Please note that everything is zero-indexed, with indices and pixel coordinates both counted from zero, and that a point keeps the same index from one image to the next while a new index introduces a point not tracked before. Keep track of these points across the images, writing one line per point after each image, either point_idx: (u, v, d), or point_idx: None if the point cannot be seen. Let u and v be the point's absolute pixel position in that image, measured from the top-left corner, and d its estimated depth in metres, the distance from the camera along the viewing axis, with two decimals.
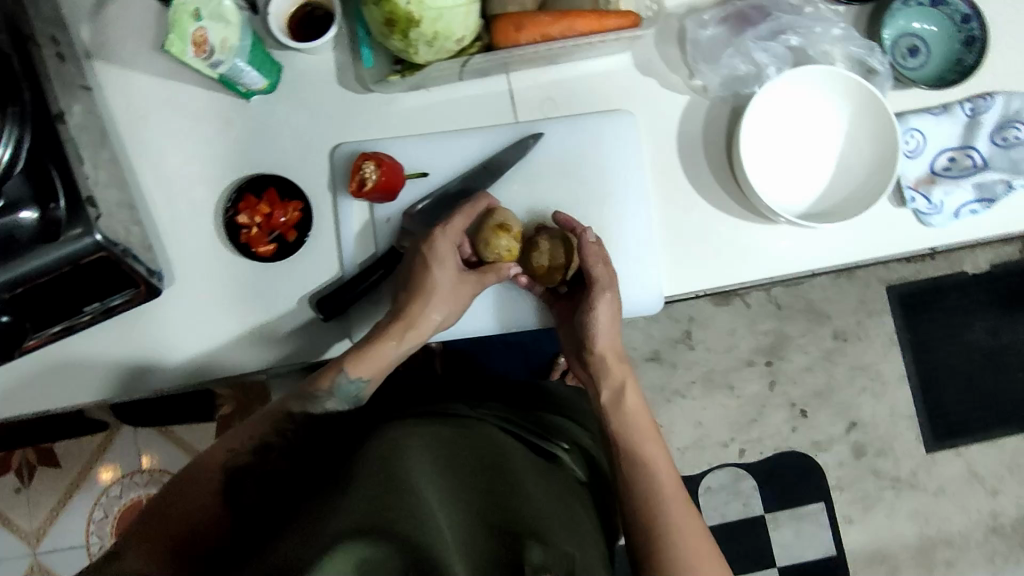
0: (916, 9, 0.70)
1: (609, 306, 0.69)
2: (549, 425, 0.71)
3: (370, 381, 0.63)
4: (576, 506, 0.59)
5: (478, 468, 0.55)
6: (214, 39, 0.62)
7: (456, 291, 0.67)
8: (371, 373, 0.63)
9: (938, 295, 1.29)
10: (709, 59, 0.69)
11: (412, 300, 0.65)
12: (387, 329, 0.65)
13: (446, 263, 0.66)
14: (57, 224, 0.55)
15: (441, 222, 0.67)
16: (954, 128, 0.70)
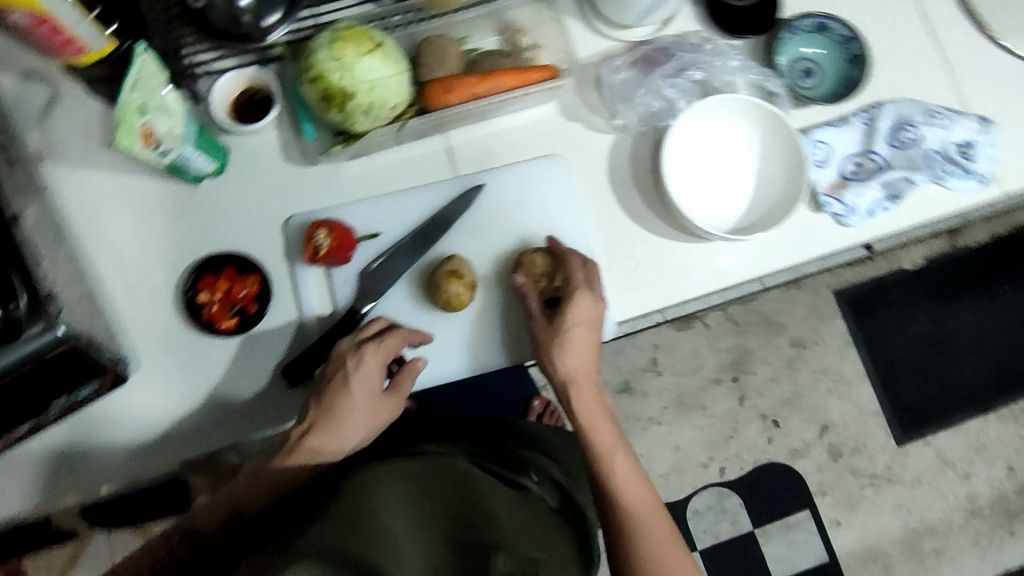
0: (807, 35, 0.77)
1: (550, 334, 0.69)
2: (519, 458, 0.69)
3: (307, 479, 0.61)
4: (551, 533, 0.56)
5: (451, 495, 0.53)
6: (161, 131, 0.64)
7: (374, 408, 0.64)
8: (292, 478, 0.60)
9: (882, 294, 1.43)
10: (624, 99, 0.75)
11: (324, 417, 0.62)
12: (299, 441, 0.61)
13: (365, 379, 0.64)
14: (18, 322, 0.58)
15: (376, 337, 0.66)
16: (855, 135, 0.77)
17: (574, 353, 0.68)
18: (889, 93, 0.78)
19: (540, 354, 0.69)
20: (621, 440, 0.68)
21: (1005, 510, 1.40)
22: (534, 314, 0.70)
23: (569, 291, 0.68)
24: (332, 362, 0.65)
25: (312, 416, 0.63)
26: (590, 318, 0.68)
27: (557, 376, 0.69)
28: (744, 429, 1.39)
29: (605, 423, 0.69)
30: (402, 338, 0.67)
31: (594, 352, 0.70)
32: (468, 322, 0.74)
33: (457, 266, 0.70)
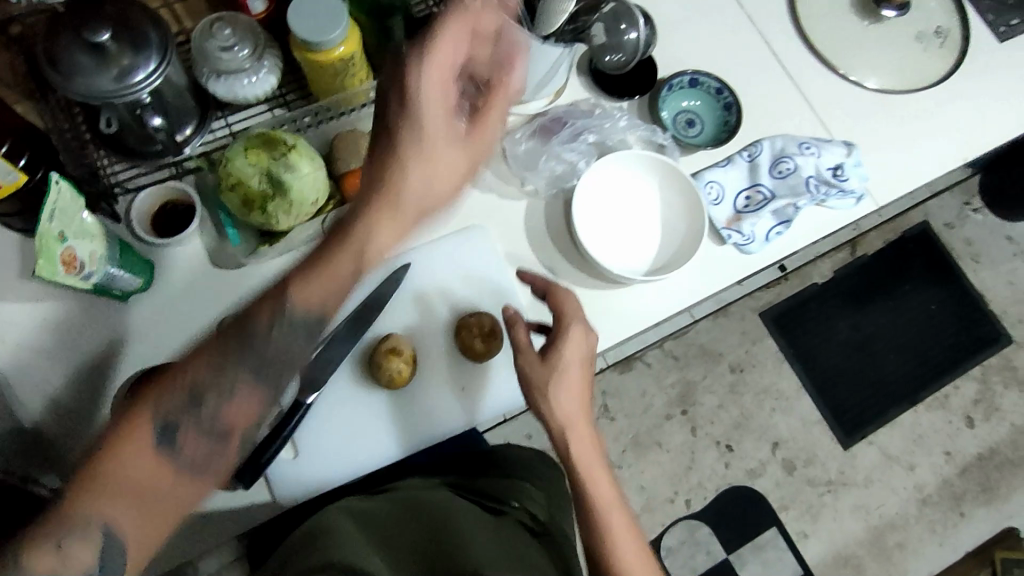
0: (683, 90, 0.86)
1: (541, 372, 0.68)
2: (498, 489, 0.76)
3: (320, 308, 0.52)
4: (524, 548, 0.65)
5: (429, 539, 0.62)
6: (82, 255, 0.65)
7: (458, 158, 0.58)
8: (319, 294, 0.52)
9: (802, 309, 1.53)
10: (529, 166, 0.81)
11: (384, 168, 0.55)
12: (365, 209, 0.54)
13: (437, 105, 0.55)
14: None
15: (424, 43, 0.55)
16: (740, 172, 0.85)
17: (566, 394, 0.67)
18: (763, 133, 0.88)
19: (534, 395, 0.68)
20: (616, 497, 0.67)
21: (953, 494, 1.47)
22: (518, 349, 0.70)
23: (560, 326, 0.69)
24: (381, 96, 0.56)
25: (396, 144, 0.55)
26: (578, 355, 0.68)
27: (551, 419, 0.67)
28: (701, 458, 1.43)
29: (603, 475, 0.68)
30: (470, 22, 0.57)
31: (584, 394, 0.69)
32: (413, 396, 0.76)
33: (394, 345, 0.73)
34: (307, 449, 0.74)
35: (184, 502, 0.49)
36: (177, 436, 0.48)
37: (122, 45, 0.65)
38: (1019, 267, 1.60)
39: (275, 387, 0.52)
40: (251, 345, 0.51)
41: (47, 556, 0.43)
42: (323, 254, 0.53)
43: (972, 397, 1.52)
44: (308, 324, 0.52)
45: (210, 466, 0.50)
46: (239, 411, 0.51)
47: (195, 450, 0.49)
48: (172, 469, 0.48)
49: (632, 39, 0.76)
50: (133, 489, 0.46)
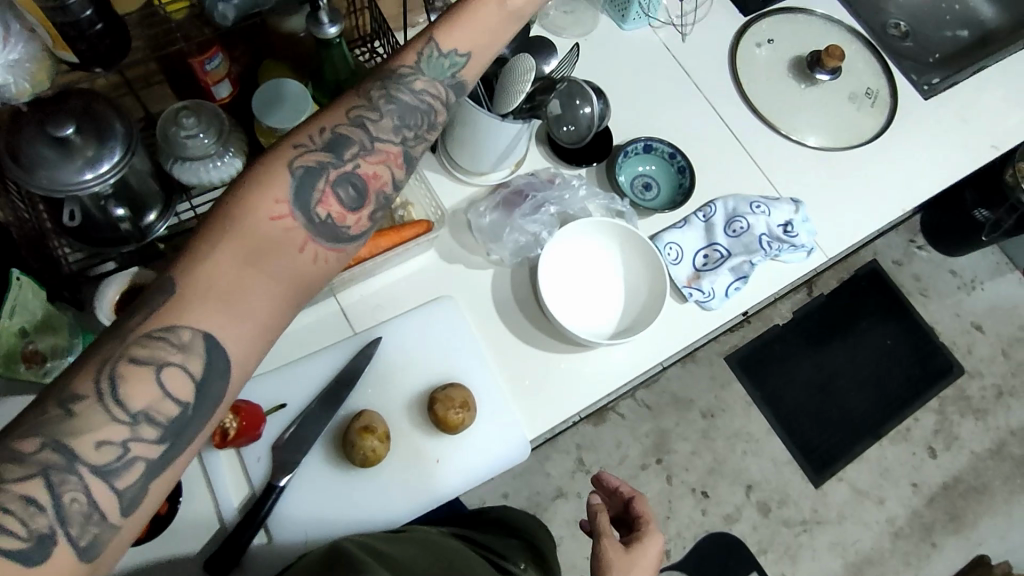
0: (638, 156, 0.90)
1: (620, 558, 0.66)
2: (505, 548, 0.72)
3: (465, 57, 0.55)
4: None
5: None
6: (44, 348, 0.66)
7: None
8: (464, 45, 0.55)
9: (766, 351, 1.57)
10: (494, 237, 0.83)
11: None
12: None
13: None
14: None
15: None
16: (697, 233, 0.89)
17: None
18: (715, 193, 0.92)
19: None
20: None
21: (923, 525, 1.50)
22: (600, 533, 0.68)
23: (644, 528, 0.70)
24: None
25: None
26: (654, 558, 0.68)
27: None
28: (679, 506, 1.44)
29: None
30: None
31: None
32: (389, 471, 0.75)
33: (369, 422, 0.72)
34: (279, 531, 0.72)
35: (315, 273, 0.49)
36: (314, 191, 0.48)
37: (87, 138, 0.66)
38: (964, 299, 1.68)
39: (412, 140, 0.53)
40: (376, 109, 0.51)
41: (144, 390, 0.41)
42: (458, 9, 0.56)
43: (932, 428, 1.57)
44: (454, 65, 0.54)
45: (344, 236, 0.49)
46: (372, 167, 0.51)
47: (332, 210, 0.49)
48: (306, 234, 0.48)
49: (587, 113, 0.80)
50: (256, 254, 0.45)
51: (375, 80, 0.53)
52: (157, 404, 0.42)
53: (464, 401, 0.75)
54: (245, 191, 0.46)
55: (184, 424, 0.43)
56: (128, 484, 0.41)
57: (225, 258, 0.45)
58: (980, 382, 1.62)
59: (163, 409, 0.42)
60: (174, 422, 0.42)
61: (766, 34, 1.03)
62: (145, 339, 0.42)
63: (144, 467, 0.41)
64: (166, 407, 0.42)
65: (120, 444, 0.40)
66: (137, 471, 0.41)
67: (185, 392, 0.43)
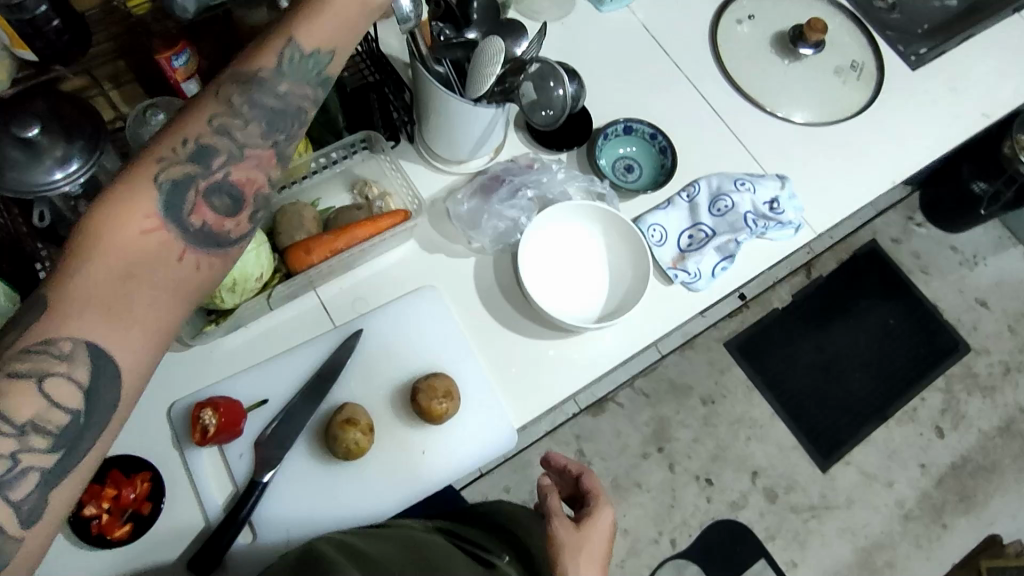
0: (618, 138, 0.89)
1: (573, 537, 0.68)
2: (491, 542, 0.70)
3: (325, 54, 0.57)
4: None
5: None
6: None
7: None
8: (324, 42, 0.57)
9: (766, 335, 1.55)
10: (474, 225, 0.82)
11: None
12: None
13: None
14: None
15: None
16: (681, 213, 0.87)
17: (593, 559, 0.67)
18: (699, 172, 0.90)
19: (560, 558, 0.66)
20: None
21: (933, 506, 1.48)
22: (554, 515, 0.69)
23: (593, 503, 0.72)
24: None
25: None
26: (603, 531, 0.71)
27: None
28: (683, 495, 1.42)
29: None
30: None
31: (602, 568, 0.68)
32: (374, 465, 0.74)
33: (350, 415, 0.71)
34: (263, 529, 0.71)
35: (199, 280, 0.51)
36: (185, 202, 0.50)
37: (53, 138, 0.65)
38: (967, 276, 1.65)
39: (287, 139, 0.57)
40: (239, 117, 0.54)
41: (28, 403, 0.43)
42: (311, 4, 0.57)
43: (939, 407, 1.55)
44: (318, 65, 0.57)
45: (223, 240, 0.52)
46: (244, 174, 0.54)
47: (206, 218, 0.51)
48: (183, 244, 0.50)
49: (560, 95, 0.77)
50: (131, 266, 0.47)
51: (232, 82, 0.54)
52: (43, 414, 0.43)
53: (444, 393, 0.74)
54: (110, 206, 0.47)
55: (78, 431, 0.45)
56: (24, 493, 0.43)
57: (99, 270, 0.45)
58: (987, 360, 1.59)
59: (52, 419, 0.44)
60: (63, 431, 0.44)
61: (747, 10, 1.01)
62: (23, 354, 0.43)
63: (38, 478, 0.43)
64: (54, 415, 0.44)
65: (9, 457, 0.42)
66: (31, 481, 0.43)
67: (72, 401, 0.44)
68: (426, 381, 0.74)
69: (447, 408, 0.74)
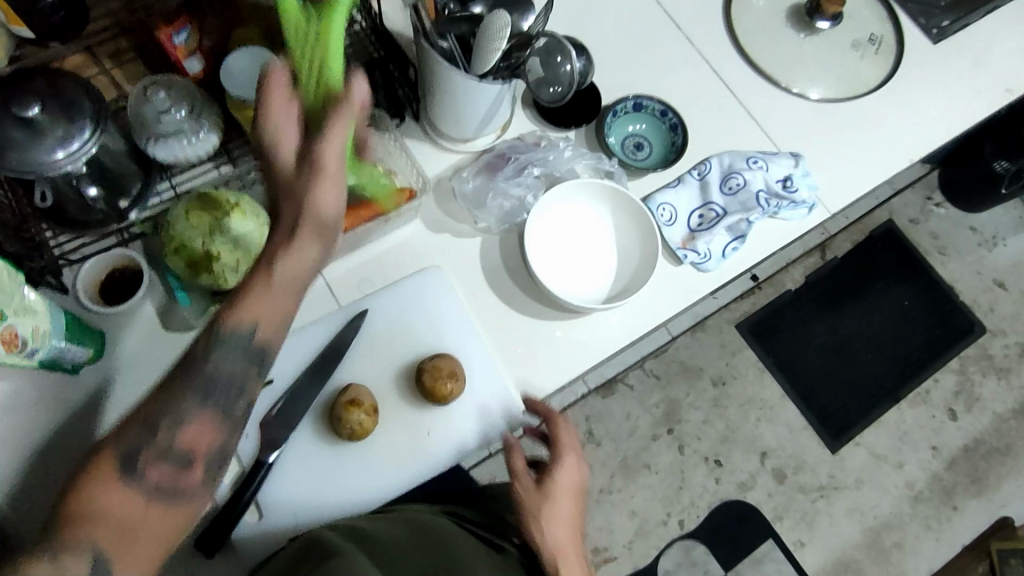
0: (628, 115, 0.87)
1: (534, 497, 0.69)
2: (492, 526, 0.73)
3: (258, 326, 0.47)
4: None
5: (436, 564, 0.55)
6: (24, 332, 0.63)
7: (324, 157, 0.50)
8: (256, 316, 0.47)
9: (778, 316, 1.53)
10: (479, 204, 0.81)
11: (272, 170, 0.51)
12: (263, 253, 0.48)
13: (287, 142, 0.51)
14: None
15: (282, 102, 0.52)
16: (692, 192, 0.85)
17: (560, 520, 0.68)
18: (712, 151, 0.88)
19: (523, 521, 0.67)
20: None
21: (944, 488, 1.47)
22: (513, 476, 0.70)
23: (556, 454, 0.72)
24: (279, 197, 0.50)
25: (273, 233, 0.49)
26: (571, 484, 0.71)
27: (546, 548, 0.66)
28: (691, 476, 1.42)
29: None
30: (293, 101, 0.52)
31: (574, 523, 0.69)
32: (379, 445, 0.74)
33: (354, 395, 0.71)
34: (272, 511, 0.72)
35: (167, 533, 0.43)
36: (143, 452, 0.43)
37: (53, 117, 0.64)
38: (985, 257, 1.62)
39: (230, 402, 0.46)
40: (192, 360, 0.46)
41: None
42: (242, 293, 0.47)
43: (952, 389, 1.53)
44: (248, 339, 0.47)
45: (190, 487, 0.44)
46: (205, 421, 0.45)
47: (164, 473, 0.43)
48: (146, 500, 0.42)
49: (568, 70, 0.73)
50: (86, 527, 0.39)
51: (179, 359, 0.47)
52: None
53: (449, 377, 0.73)
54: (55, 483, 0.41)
55: None
56: None
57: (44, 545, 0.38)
58: (1003, 342, 1.57)
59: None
60: None
61: None
62: None
63: None
64: None
65: None
66: None
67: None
68: (431, 362, 0.74)
69: (455, 388, 0.74)
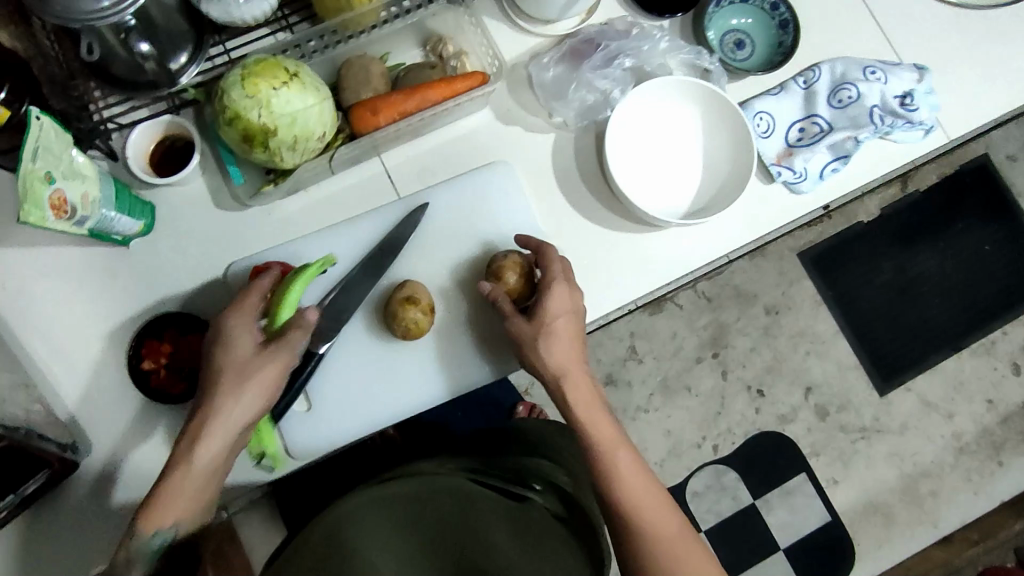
0: (732, 6, 0.77)
1: (531, 331, 0.66)
2: (521, 468, 0.69)
3: (177, 525, 0.55)
4: (559, 549, 0.57)
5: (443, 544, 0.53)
6: (74, 198, 0.60)
7: (259, 364, 0.59)
8: (174, 515, 0.55)
9: (845, 248, 1.44)
10: (558, 96, 0.72)
11: (213, 373, 0.59)
12: (187, 449, 0.56)
13: (239, 342, 0.60)
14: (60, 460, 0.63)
15: (236, 307, 0.61)
16: (795, 101, 0.76)
17: (558, 347, 0.65)
18: (822, 55, 0.78)
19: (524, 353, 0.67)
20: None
21: (993, 442, 1.42)
22: (509, 317, 0.66)
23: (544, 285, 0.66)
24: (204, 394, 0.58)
25: (195, 429, 0.57)
26: (572, 308, 0.66)
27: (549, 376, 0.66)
28: (731, 403, 1.39)
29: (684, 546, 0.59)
30: (247, 309, 0.61)
31: (578, 347, 0.67)
32: (432, 347, 0.71)
33: (413, 291, 0.67)
34: (322, 404, 0.70)
35: None
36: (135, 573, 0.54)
37: None
38: None
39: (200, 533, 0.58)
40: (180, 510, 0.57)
41: None
42: (162, 485, 0.55)
43: (1020, 343, 1.44)
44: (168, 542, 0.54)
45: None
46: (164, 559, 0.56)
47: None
48: None
49: None
50: None
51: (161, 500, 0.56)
52: None
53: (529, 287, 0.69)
54: None
55: None
56: None
57: None
58: None
59: None
60: None
61: None
62: None
63: None
64: None
65: None
66: None
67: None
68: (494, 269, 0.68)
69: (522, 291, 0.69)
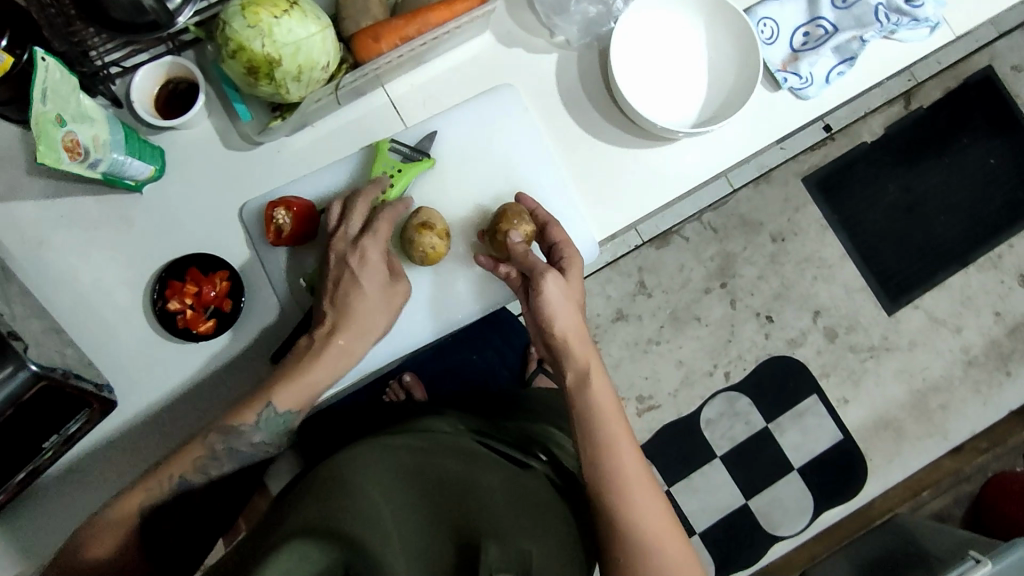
0: None
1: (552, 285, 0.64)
2: (527, 435, 0.72)
3: (296, 412, 0.63)
4: (551, 514, 0.59)
5: (448, 485, 0.55)
6: (86, 139, 0.60)
7: (387, 298, 0.67)
8: (295, 403, 0.63)
9: (849, 171, 1.43)
10: (560, 11, 0.71)
11: (349, 292, 0.65)
12: (317, 352, 0.64)
13: (373, 273, 0.66)
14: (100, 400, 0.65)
15: (370, 229, 0.66)
16: (798, 5, 0.75)
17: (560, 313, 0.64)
18: None
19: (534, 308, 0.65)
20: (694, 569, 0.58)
21: (1000, 354, 1.44)
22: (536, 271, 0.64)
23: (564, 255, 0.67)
24: (335, 295, 0.65)
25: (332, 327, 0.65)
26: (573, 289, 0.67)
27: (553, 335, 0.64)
28: (740, 330, 1.40)
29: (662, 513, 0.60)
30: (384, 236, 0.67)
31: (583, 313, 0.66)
32: (448, 273, 0.73)
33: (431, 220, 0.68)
34: None
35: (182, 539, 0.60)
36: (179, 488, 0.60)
37: None
38: None
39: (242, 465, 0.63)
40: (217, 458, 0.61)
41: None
42: (294, 369, 0.64)
43: None
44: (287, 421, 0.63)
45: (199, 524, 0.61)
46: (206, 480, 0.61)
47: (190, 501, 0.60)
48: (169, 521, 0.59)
49: None
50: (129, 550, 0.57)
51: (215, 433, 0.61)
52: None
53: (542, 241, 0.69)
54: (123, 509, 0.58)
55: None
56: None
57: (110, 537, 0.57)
58: None
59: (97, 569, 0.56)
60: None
61: None
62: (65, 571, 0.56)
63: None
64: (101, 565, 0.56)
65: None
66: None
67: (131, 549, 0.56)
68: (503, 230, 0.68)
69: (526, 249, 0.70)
